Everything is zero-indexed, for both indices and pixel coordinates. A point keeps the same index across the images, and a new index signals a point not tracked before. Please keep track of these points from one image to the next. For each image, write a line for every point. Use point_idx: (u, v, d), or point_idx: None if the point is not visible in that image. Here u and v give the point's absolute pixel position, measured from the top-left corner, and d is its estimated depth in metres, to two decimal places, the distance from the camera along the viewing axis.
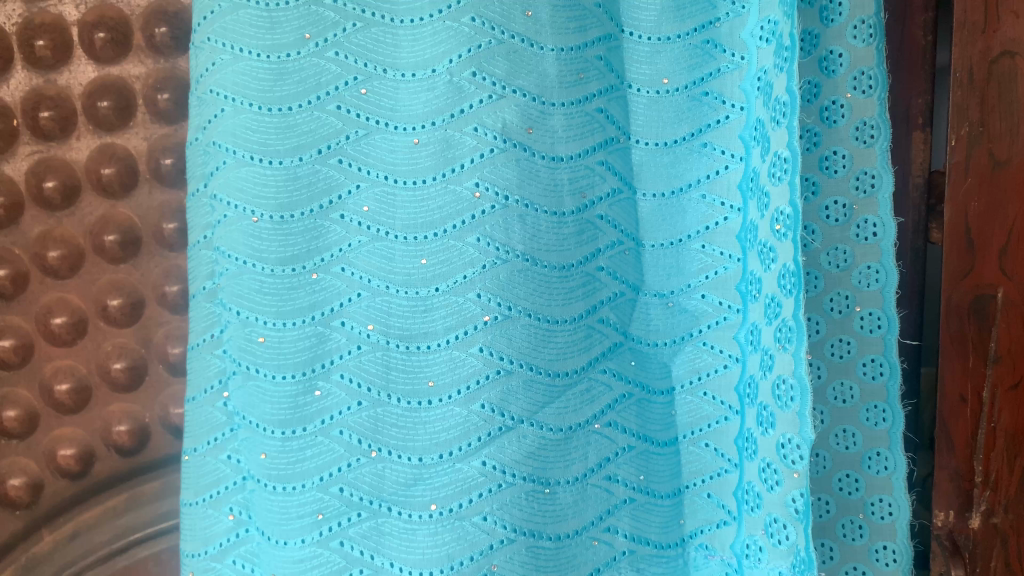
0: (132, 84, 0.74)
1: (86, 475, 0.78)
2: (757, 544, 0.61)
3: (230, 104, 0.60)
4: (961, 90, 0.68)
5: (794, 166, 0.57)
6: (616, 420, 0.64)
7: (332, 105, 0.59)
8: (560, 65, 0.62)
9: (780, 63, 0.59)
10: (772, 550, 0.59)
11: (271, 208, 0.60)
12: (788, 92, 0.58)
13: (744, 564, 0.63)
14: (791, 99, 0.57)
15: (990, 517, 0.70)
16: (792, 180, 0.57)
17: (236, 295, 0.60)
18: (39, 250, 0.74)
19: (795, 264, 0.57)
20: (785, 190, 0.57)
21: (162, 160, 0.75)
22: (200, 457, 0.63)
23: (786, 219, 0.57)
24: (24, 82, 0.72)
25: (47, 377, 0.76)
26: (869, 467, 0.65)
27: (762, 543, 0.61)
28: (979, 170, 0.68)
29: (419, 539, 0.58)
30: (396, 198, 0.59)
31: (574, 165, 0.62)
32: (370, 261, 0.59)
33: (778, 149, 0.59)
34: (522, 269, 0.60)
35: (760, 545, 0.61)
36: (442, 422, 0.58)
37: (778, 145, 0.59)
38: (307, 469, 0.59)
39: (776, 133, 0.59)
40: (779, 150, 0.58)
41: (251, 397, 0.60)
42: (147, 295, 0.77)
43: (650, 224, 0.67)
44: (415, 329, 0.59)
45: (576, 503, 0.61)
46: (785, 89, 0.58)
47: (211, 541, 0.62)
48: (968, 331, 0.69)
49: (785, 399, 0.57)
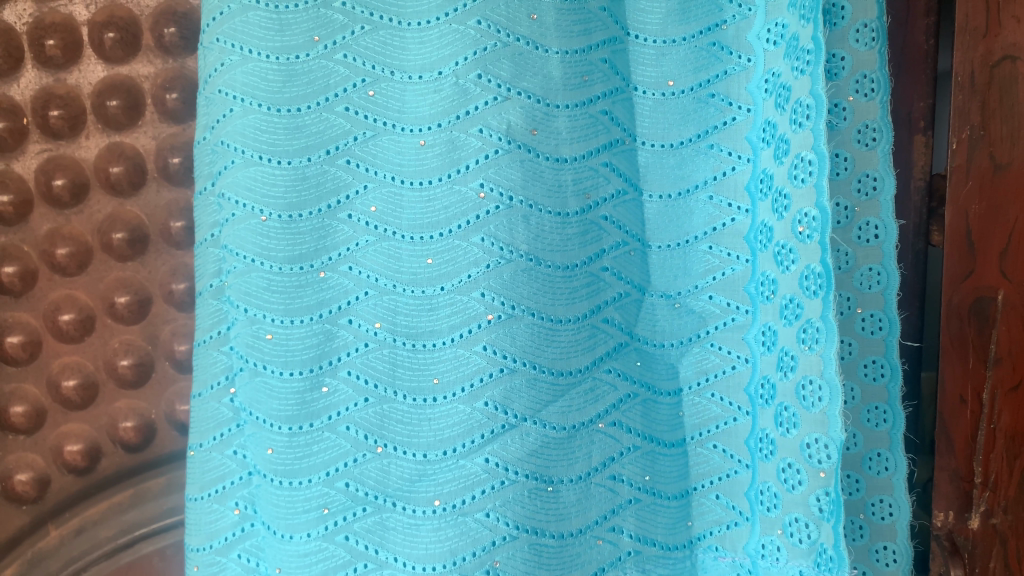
0: (141, 84, 0.75)
1: (90, 472, 0.80)
2: (774, 543, 0.62)
3: (239, 104, 0.61)
4: (962, 95, 0.69)
5: (821, 170, 0.55)
6: (621, 419, 0.64)
7: (340, 106, 0.61)
8: (564, 67, 0.62)
9: (800, 66, 0.58)
10: (791, 549, 0.60)
11: (279, 208, 0.61)
12: (811, 95, 0.56)
13: (760, 565, 0.63)
14: (816, 102, 0.56)
15: (989, 518, 0.72)
16: (817, 183, 0.56)
17: (245, 293, 0.61)
18: (48, 248, 0.75)
19: (822, 265, 0.56)
20: (810, 192, 0.56)
21: (170, 159, 0.76)
22: (206, 453, 0.64)
23: (813, 221, 0.56)
24: (35, 81, 0.74)
25: (54, 373, 0.78)
26: (870, 468, 0.63)
27: (779, 543, 0.61)
28: (980, 174, 0.69)
29: (422, 535, 0.59)
30: (403, 198, 0.60)
31: (578, 166, 0.63)
32: (377, 261, 0.61)
33: (800, 151, 0.57)
34: (525, 269, 0.61)
35: (777, 544, 0.61)
36: (446, 419, 0.60)
37: (801, 147, 0.57)
38: (314, 464, 0.61)
39: (796, 136, 0.58)
40: (801, 151, 0.57)
41: (257, 392, 0.61)
42: (155, 293, 0.79)
43: (656, 226, 0.67)
44: (421, 327, 0.60)
45: (580, 501, 0.62)
46: (809, 91, 0.57)
47: (216, 536, 0.64)
48: (968, 332, 0.70)
49: (812, 399, 0.57)
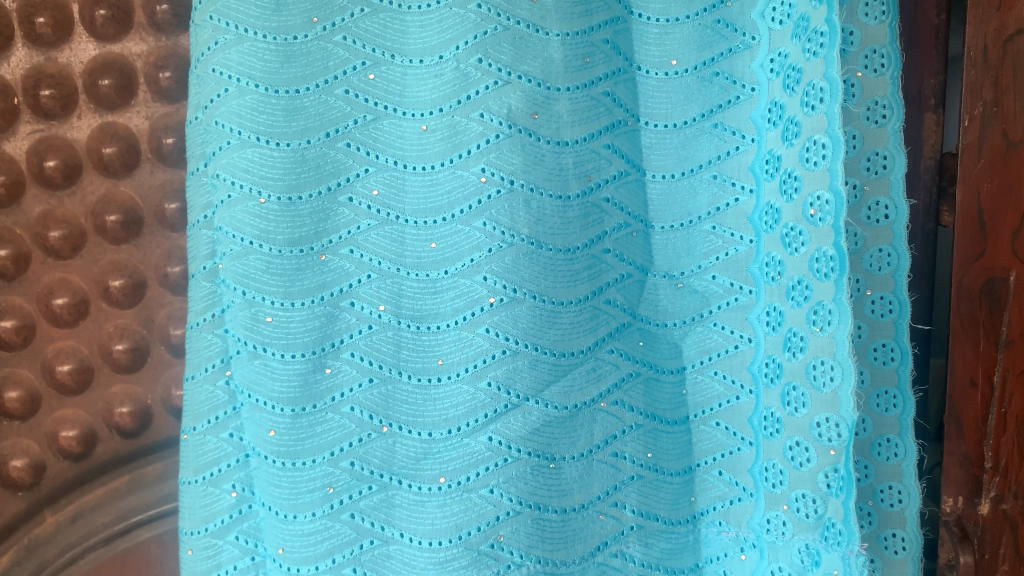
0: (134, 62, 0.74)
1: (86, 458, 0.79)
2: (780, 518, 0.61)
3: (235, 85, 0.59)
4: (975, 70, 0.67)
5: (835, 154, 0.54)
6: (624, 398, 0.63)
7: (339, 89, 0.59)
8: (565, 50, 0.61)
9: (812, 48, 0.56)
10: (797, 524, 0.59)
11: (278, 189, 0.59)
12: (825, 78, 0.54)
13: (765, 539, 0.62)
14: (831, 85, 0.54)
15: (999, 503, 0.70)
16: (831, 166, 0.54)
17: (242, 276, 0.59)
18: (40, 230, 0.74)
19: (835, 247, 0.54)
20: (823, 175, 0.55)
21: (164, 139, 0.75)
22: (200, 436, 0.61)
23: (826, 204, 0.55)
24: (25, 60, 0.72)
25: (48, 358, 0.76)
26: (879, 453, 0.62)
27: (784, 518, 0.60)
28: (992, 151, 0.67)
29: (428, 511, 0.59)
30: (406, 182, 0.59)
31: (580, 148, 0.61)
32: (380, 244, 0.60)
33: (812, 134, 0.56)
34: (527, 253, 0.60)
35: (783, 519, 0.61)
36: (451, 399, 0.59)
37: (813, 130, 0.56)
38: (318, 445, 0.59)
39: (808, 118, 0.56)
40: (815, 133, 0.56)
41: (257, 374, 0.60)
42: (149, 276, 0.78)
43: (659, 206, 0.66)
44: (426, 310, 0.60)
45: (581, 477, 0.61)
46: (822, 74, 0.55)
47: (211, 519, 0.61)
48: (979, 314, 0.69)
49: (823, 379, 0.56)
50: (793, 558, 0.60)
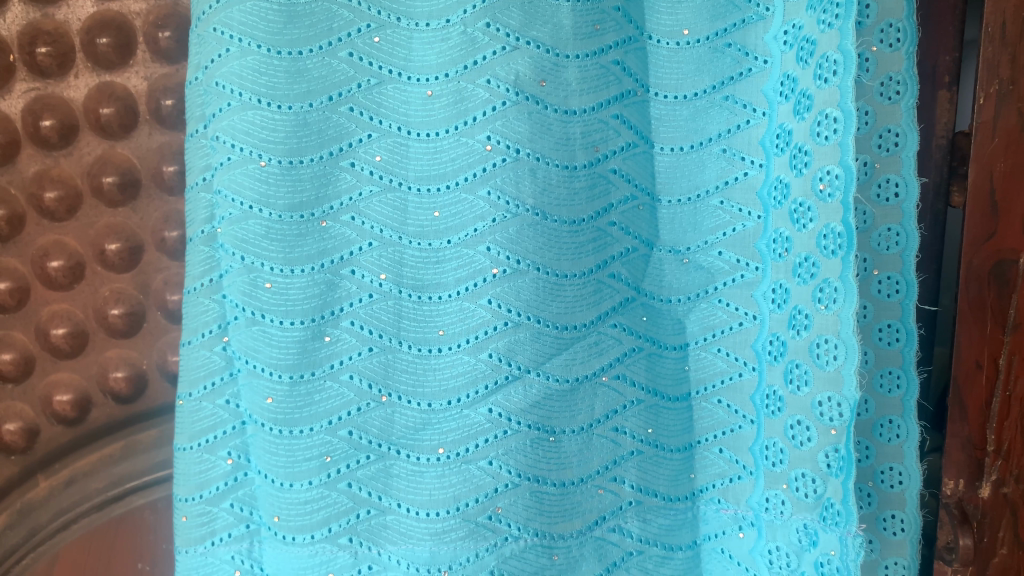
0: (133, 20, 0.72)
1: (80, 423, 0.78)
2: (779, 497, 0.60)
3: (236, 45, 0.57)
4: (992, 47, 0.66)
5: (847, 128, 0.53)
6: (625, 372, 0.62)
7: (342, 52, 0.58)
8: (576, 16, 0.59)
9: (828, 20, 0.54)
10: (796, 503, 0.59)
11: (278, 153, 0.58)
12: (840, 50, 0.53)
13: (763, 518, 0.62)
14: (845, 57, 0.53)
15: (1000, 487, 0.70)
16: (842, 141, 0.53)
17: (241, 241, 0.58)
18: (36, 190, 0.73)
19: (843, 224, 0.54)
20: (834, 150, 0.54)
21: (162, 100, 0.74)
22: (195, 403, 0.60)
23: (836, 179, 0.54)
24: (21, 16, 0.70)
25: (43, 321, 0.75)
26: (881, 434, 0.62)
27: (783, 497, 0.60)
28: (1006, 131, 0.66)
29: (426, 482, 0.58)
30: (410, 149, 0.58)
31: (588, 118, 0.60)
32: (382, 212, 0.58)
33: (824, 107, 0.55)
34: (532, 224, 0.59)
35: (782, 498, 0.60)
36: (451, 369, 0.58)
37: (825, 103, 0.54)
38: (316, 413, 0.59)
39: (820, 92, 0.55)
40: (826, 107, 0.54)
41: (255, 341, 0.59)
42: (146, 240, 0.77)
43: (666, 180, 0.65)
44: (427, 279, 0.59)
45: (580, 452, 0.61)
46: (837, 46, 0.54)
47: (206, 486, 0.60)
48: (987, 297, 0.68)
49: (826, 357, 0.55)
50: (790, 538, 0.60)
